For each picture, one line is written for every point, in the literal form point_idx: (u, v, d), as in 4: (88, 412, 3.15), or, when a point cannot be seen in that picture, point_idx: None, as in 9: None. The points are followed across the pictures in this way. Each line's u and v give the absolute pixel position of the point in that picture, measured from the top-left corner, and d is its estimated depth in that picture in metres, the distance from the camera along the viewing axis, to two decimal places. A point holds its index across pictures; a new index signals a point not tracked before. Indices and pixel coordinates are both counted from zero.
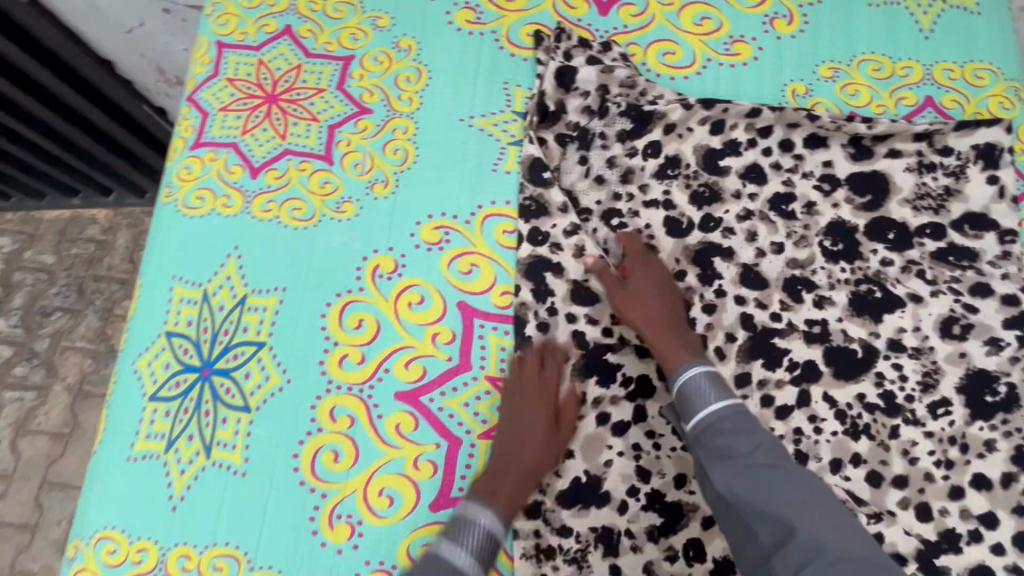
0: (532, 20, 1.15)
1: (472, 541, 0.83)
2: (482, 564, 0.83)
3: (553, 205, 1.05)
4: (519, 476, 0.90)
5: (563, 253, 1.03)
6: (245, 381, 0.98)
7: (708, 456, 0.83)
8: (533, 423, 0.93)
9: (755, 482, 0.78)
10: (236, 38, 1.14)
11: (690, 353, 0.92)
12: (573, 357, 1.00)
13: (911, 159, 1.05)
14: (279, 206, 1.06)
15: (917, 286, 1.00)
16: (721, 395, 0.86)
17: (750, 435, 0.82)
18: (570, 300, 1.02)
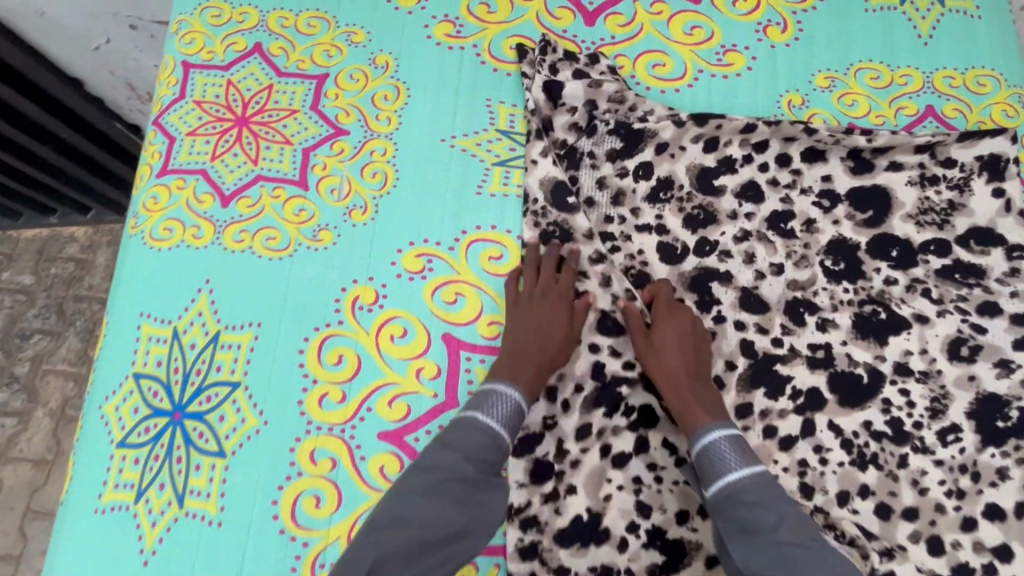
0: (514, 33, 1.10)
1: (503, 410, 0.83)
2: (511, 430, 0.83)
3: (577, 232, 0.99)
4: (540, 353, 0.89)
5: (590, 282, 0.97)
6: (219, 424, 0.92)
7: (729, 528, 0.77)
8: (550, 300, 0.93)
9: (777, 563, 0.73)
10: (203, 57, 1.08)
11: (710, 416, 0.84)
12: (587, 388, 0.94)
13: (913, 172, 1.01)
14: (252, 235, 1.01)
15: (923, 306, 0.96)
16: (744, 461, 0.79)
17: (774, 507, 0.75)
18: (596, 330, 0.96)
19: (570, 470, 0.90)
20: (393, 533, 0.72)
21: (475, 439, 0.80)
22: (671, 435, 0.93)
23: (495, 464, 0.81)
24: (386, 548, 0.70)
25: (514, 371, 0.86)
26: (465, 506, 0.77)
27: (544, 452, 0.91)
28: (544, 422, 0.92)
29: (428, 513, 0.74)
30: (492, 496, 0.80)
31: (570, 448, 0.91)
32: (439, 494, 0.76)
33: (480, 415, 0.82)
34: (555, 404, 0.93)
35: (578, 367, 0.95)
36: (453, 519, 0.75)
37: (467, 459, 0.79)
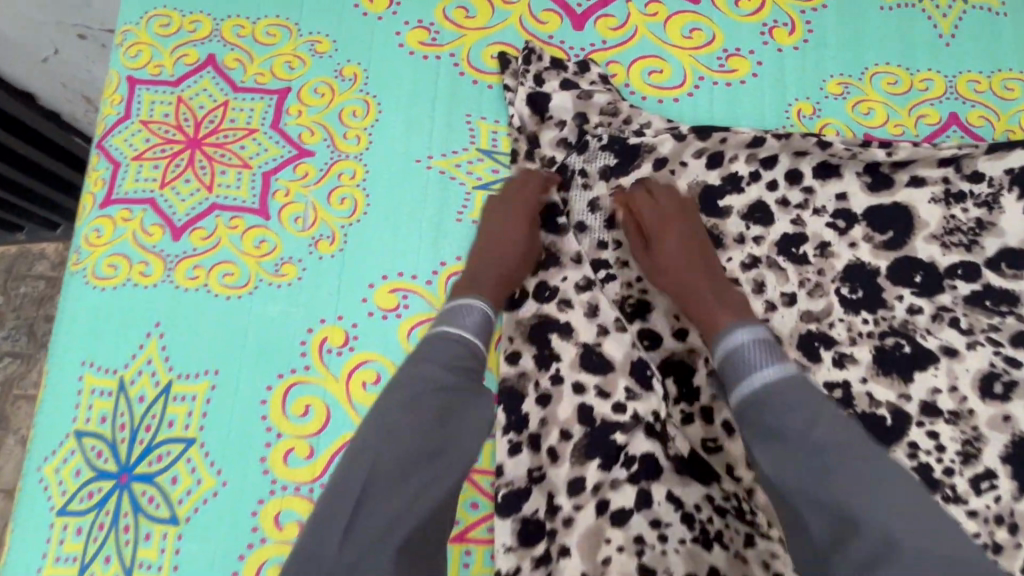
0: (495, 40, 1.00)
1: (473, 318, 0.79)
2: (484, 338, 0.80)
3: (565, 255, 0.90)
4: (503, 266, 0.85)
5: (573, 311, 0.87)
6: (172, 487, 0.83)
7: (756, 435, 0.68)
8: (514, 214, 0.89)
9: (812, 472, 0.63)
10: (150, 72, 0.98)
11: (735, 317, 0.78)
12: (575, 434, 0.83)
13: (937, 189, 0.92)
14: (207, 271, 0.90)
15: (951, 337, 0.87)
16: (773, 361, 0.71)
17: (807, 408, 0.67)
18: (580, 366, 0.85)
19: (563, 529, 0.81)
20: (377, 450, 0.65)
21: (448, 347, 0.75)
22: (677, 486, 0.83)
23: (475, 370, 0.76)
24: (373, 466, 0.64)
25: (473, 284, 0.83)
26: (451, 417, 0.70)
27: (533, 509, 0.81)
28: (530, 474, 0.82)
29: (412, 426, 0.67)
30: (478, 401, 0.74)
31: (563, 503, 0.82)
32: (421, 403, 0.69)
33: (449, 326, 0.78)
34: (540, 453, 0.83)
35: (562, 412, 0.84)
36: (439, 428, 0.68)
37: (445, 366, 0.73)
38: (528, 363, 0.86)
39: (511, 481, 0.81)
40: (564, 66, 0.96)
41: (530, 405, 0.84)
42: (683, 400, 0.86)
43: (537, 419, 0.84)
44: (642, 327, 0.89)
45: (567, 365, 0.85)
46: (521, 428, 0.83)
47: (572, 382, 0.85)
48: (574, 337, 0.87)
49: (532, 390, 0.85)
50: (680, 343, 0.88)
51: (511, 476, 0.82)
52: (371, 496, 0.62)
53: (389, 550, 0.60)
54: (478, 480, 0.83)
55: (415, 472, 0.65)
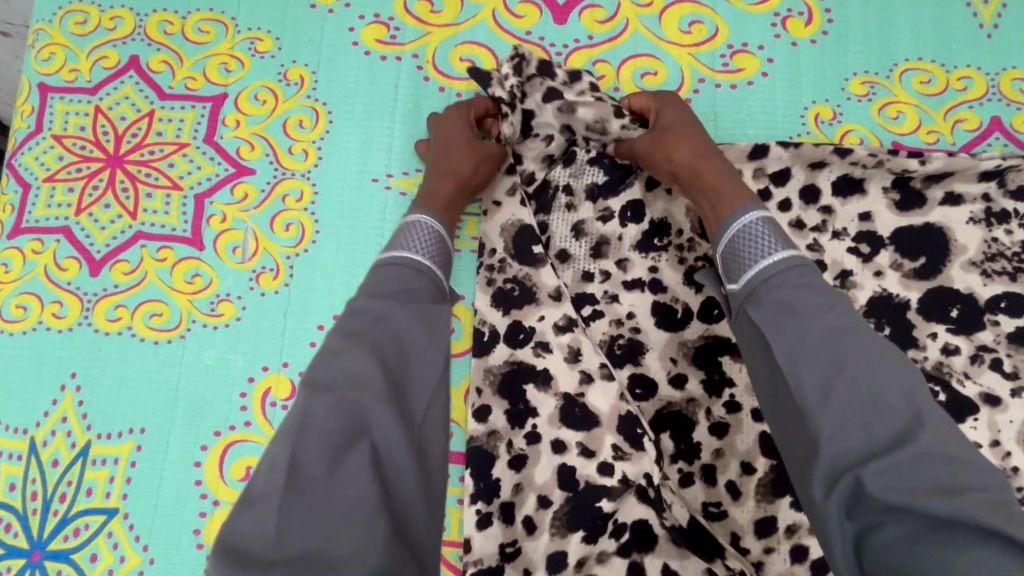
0: (463, 37, 0.86)
1: (419, 237, 0.69)
2: (438, 258, 0.70)
3: (542, 291, 0.78)
4: (452, 177, 0.76)
5: (552, 356, 0.76)
6: (91, 566, 0.72)
7: (767, 314, 0.60)
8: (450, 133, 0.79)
9: (827, 355, 0.56)
10: (64, 78, 0.84)
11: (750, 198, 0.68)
12: (556, 503, 0.72)
13: (976, 207, 0.79)
14: (131, 312, 0.78)
15: (993, 382, 0.75)
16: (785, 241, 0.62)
17: (824, 290, 0.59)
18: (560, 422, 0.74)
19: None
20: (307, 407, 0.54)
21: (393, 273, 0.66)
22: (674, 559, 0.71)
23: (422, 292, 0.66)
24: (304, 428, 0.53)
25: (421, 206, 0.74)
26: (395, 363, 0.60)
27: None
28: (502, 550, 0.71)
29: (348, 375, 0.56)
30: (431, 336, 0.63)
31: None
32: (352, 346, 0.58)
33: (394, 249, 0.68)
34: (515, 525, 0.72)
35: (540, 475, 0.73)
36: (383, 374, 0.57)
37: (373, 294, 0.63)
38: (498, 420, 0.74)
39: (480, 558, 0.71)
40: (545, 67, 0.82)
41: (501, 469, 0.73)
42: (681, 458, 0.75)
43: (510, 485, 0.73)
44: (633, 372, 0.77)
45: (545, 420, 0.74)
46: (490, 495, 0.72)
47: (551, 440, 0.74)
48: (552, 386, 0.75)
49: (503, 452, 0.73)
50: (678, 392, 0.76)
51: (479, 553, 0.71)
52: (309, 461, 0.51)
53: (349, 525, 0.50)
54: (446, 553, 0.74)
55: (362, 426, 0.54)
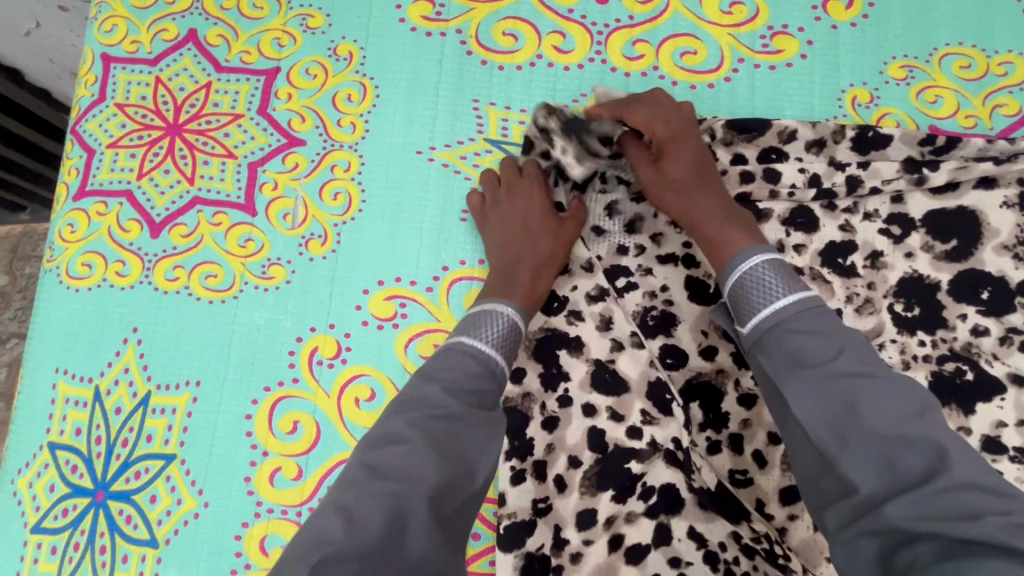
0: (507, 14, 0.88)
1: (498, 330, 0.71)
2: (506, 353, 0.72)
3: (574, 262, 0.82)
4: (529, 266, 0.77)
5: (583, 325, 0.79)
6: (151, 507, 0.77)
7: (779, 364, 0.64)
8: (522, 195, 0.81)
9: (838, 403, 0.60)
10: (126, 49, 0.89)
11: (749, 239, 0.71)
12: (585, 462, 0.75)
13: (1010, 191, 0.80)
14: (188, 272, 0.83)
15: (1021, 362, 0.76)
16: (793, 284, 0.65)
17: (832, 335, 0.63)
18: (591, 386, 0.77)
19: (569, 564, 0.73)
20: (360, 487, 0.58)
21: (463, 365, 0.68)
22: (699, 522, 0.74)
23: (489, 398, 0.68)
24: (353, 504, 0.56)
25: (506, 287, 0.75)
26: (449, 455, 0.62)
27: (538, 544, 0.73)
28: (534, 506, 0.74)
29: (404, 464, 0.59)
30: (487, 438, 0.66)
31: (571, 537, 0.74)
32: (414, 433, 0.62)
33: (467, 339, 0.70)
34: (546, 482, 0.75)
35: (570, 436, 0.76)
36: (435, 468, 0.60)
37: (449, 391, 0.66)
38: (532, 383, 0.77)
39: (514, 513, 0.74)
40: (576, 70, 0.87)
41: (535, 430, 0.76)
42: (710, 426, 0.77)
43: (543, 445, 0.76)
44: (664, 342, 0.79)
45: (577, 385, 0.77)
46: (522, 454, 0.75)
47: (582, 404, 0.77)
48: (584, 353, 0.78)
49: (537, 413, 0.76)
50: (708, 363, 0.79)
51: (513, 507, 0.74)
52: (353, 531, 0.54)
53: None
54: (479, 507, 0.77)
55: (403, 515, 0.56)
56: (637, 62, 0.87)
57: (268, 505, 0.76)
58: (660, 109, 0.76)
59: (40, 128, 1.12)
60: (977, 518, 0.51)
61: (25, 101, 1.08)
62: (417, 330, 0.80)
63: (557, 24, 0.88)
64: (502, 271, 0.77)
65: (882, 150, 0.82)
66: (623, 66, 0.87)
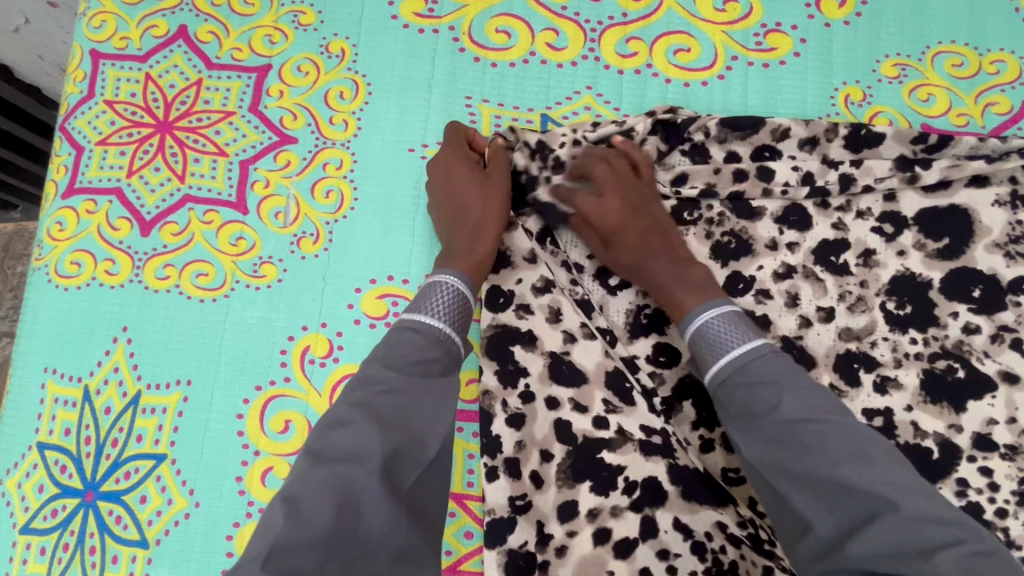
0: (500, 11, 0.88)
1: (442, 299, 0.70)
2: (457, 323, 0.71)
3: (516, 254, 0.80)
4: (467, 229, 0.76)
5: (534, 318, 0.79)
6: (141, 507, 0.76)
7: (731, 416, 0.66)
8: (453, 160, 0.80)
9: (789, 449, 0.61)
10: (116, 46, 0.88)
11: (697, 297, 0.72)
12: (558, 456, 0.75)
13: (1002, 189, 0.80)
14: (178, 271, 0.82)
15: (1012, 361, 0.76)
16: (738, 335, 0.67)
17: (774, 384, 0.64)
18: (550, 380, 0.77)
19: (555, 559, 0.73)
20: (306, 475, 0.57)
21: (410, 340, 0.67)
22: (684, 513, 0.74)
23: (435, 363, 0.67)
24: (299, 493, 0.55)
25: (445, 259, 0.74)
26: (396, 429, 0.61)
27: (521, 541, 0.73)
28: (512, 503, 0.74)
29: (348, 446, 0.59)
30: (438, 408, 0.65)
31: (554, 531, 0.74)
32: (358, 414, 0.61)
33: (413, 312, 0.70)
34: (523, 479, 0.75)
35: (539, 431, 0.76)
36: (381, 442, 0.59)
37: (389, 365, 0.65)
38: (491, 380, 0.77)
39: (493, 509, 0.73)
40: (570, 68, 0.87)
41: (500, 426, 0.75)
42: (702, 425, 0.77)
43: (511, 442, 0.75)
44: (656, 341, 0.80)
45: (537, 379, 0.77)
46: (493, 451, 0.75)
47: (544, 398, 0.77)
48: (538, 347, 0.78)
49: (499, 410, 0.76)
50: None
51: (492, 504, 0.74)
52: (301, 520, 0.53)
53: None
54: (470, 506, 0.76)
55: (353, 496, 0.56)
56: (631, 60, 0.87)
57: (259, 502, 0.76)
58: (608, 182, 0.78)
59: (32, 127, 1.11)
60: (928, 555, 0.52)
61: (21, 101, 1.07)
62: None
63: (551, 21, 0.88)
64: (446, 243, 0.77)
65: (875, 148, 0.82)
66: (616, 64, 0.87)
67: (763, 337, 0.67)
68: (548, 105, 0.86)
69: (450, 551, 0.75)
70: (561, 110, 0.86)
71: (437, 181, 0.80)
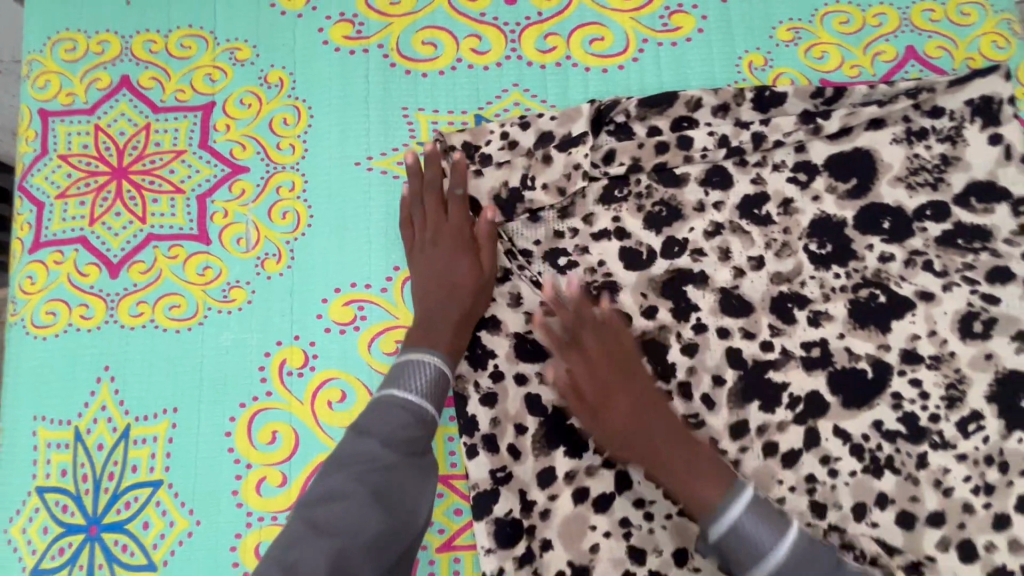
0: (424, 24, 0.94)
1: (423, 379, 0.75)
2: (436, 400, 0.75)
3: None
4: (452, 319, 0.80)
5: (496, 304, 0.85)
6: (145, 532, 0.80)
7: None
8: (449, 241, 0.83)
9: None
10: (62, 102, 0.92)
11: (719, 488, 0.67)
12: (532, 427, 0.81)
13: (898, 129, 0.88)
14: (151, 306, 0.86)
15: (927, 281, 0.84)
16: (776, 533, 0.64)
17: None
18: (517, 358, 0.83)
19: (541, 523, 0.79)
20: (304, 542, 0.64)
21: (393, 417, 0.72)
22: None
23: (421, 442, 0.73)
24: (297, 561, 0.62)
25: (426, 337, 0.78)
26: (389, 505, 0.68)
27: (507, 509, 0.79)
28: (493, 476, 0.79)
29: (344, 518, 0.66)
30: (419, 483, 0.72)
31: (537, 497, 0.80)
32: (354, 489, 0.67)
33: (401, 390, 0.74)
34: (501, 453, 0.80)
35: (511, 407, 0.82)
36: (377, 517, 0.67)
37: (384, 443, 0.70)
38: (462, 365, 0.82)
39: (477, 484, 0.79)
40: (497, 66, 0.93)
41: (475, 406, 0.81)
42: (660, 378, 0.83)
43: (487, 419, 0.81)
44: None
45: (505, 359, 0.83)
46: (470, 430, 0.81)
47: (513, 375, 0.82)
48: (503, 329, 0.84)
49: (473, 391, 0.81)
50: (650, 322, 0.84)
51: (475, 479, 0.79)
52: None
53: None
54: (457, 484, 0.82)
55: (344, 563, 0.63)
56: (550, 55, 0.94)
57: (258, 513, 0.80)
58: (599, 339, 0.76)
59: None
60: None
61: None
62: (376, 328, 0.85)
63: (472, 28, 0.94)
64: (425, 318, 0.80)
65: (781, 107, 0.89)
66: (538, 60, 0.93)
67: (792, 520, 0.66)
68: (480, 106, 0.92)
69: (443, 529, 0.81)
70: (492, 109, 0.92)
71: (421, 259, 0.83)
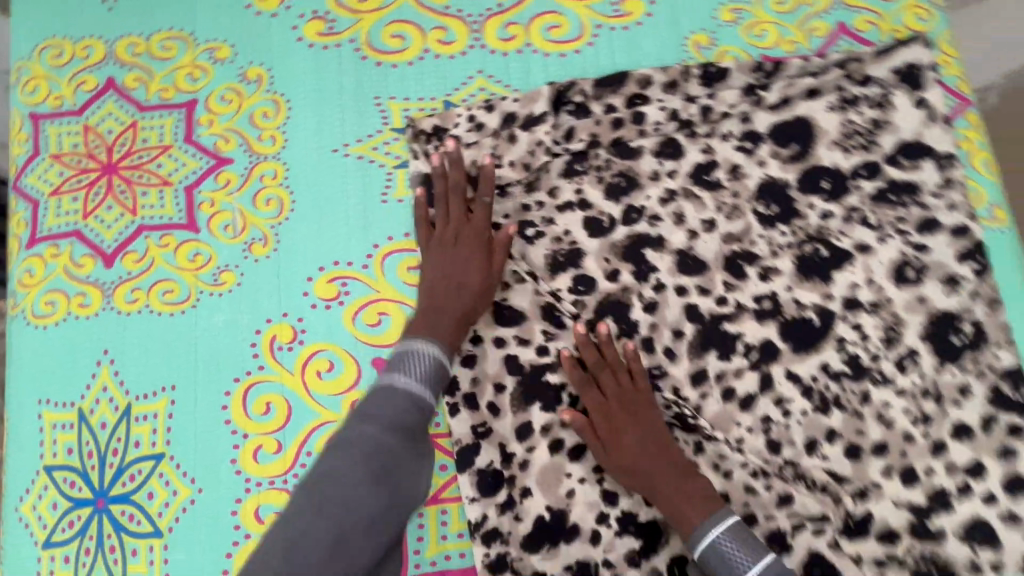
0: (392, 19, 1.01)
1: (421, 367, 0.79)
2: (434, 388, 0.79)
3: None
4: (455, 312, 0.85)
5: None
6: (150, 502, 0.85)
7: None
8: (470, 241, 0.89)
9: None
10: (52, 105, 0.97)
11: (704, 512, 0.77)
12: (509, 385, 0.88)
13: (833, 97, 0.96)
14: (146, 292, 0.92)
15: (863, 234, 0.92)
16: (751, 554, 0.74)
17: None
18: (492, 322, 0.90)
19: (520, 473, 0.85)
20: (307, 519, 0.65)
21: (396, 404, 0.75)
22: None
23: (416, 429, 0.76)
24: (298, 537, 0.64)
25: (433, 325, 0.83)
26: (388, 484, 0.71)
27: (488, 461, 0.86)
28: (474, 430, 0.86)
29: (345, 494, 0.68)
30: (417, 468, 0.76)
31: (515, 449, 0.86)
32: (359, 471, 0.69)
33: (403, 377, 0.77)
34: (481, 409, 0.87)
35: (489, 367, 0.88)
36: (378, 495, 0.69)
37: (386, 427, 0.73)
38: None
39: (460, 439, 0.86)
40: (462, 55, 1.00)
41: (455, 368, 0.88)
42: (624, 335, 0.90)
43: (466, 379, 0.88)
44: (576, 274, 0.92)
45: (481, 324, 0.90)
46: (452, 390, 0.88)
47: (489, 339, 0.89)
48: None
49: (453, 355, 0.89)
50: (614, 283, 0.91)
51: (458, 434, 0.86)
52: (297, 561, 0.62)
53: None
54: (441, 442, 0.88)
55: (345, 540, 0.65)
56: (512, 42, 1.00)
57: (255, 479, 0.86)
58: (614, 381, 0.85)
59: None
60: None
61: None
62: (360, 302, 0.91)
63: (437, 20, 1.01)
64: (430, 307, 0.85)
65: (724, 81, 0.97)
66: (500, 48, 1.00)
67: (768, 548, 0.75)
68: (447, 92, 0.98)
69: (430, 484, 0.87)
70: (459, 95, 0.98)
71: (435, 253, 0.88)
